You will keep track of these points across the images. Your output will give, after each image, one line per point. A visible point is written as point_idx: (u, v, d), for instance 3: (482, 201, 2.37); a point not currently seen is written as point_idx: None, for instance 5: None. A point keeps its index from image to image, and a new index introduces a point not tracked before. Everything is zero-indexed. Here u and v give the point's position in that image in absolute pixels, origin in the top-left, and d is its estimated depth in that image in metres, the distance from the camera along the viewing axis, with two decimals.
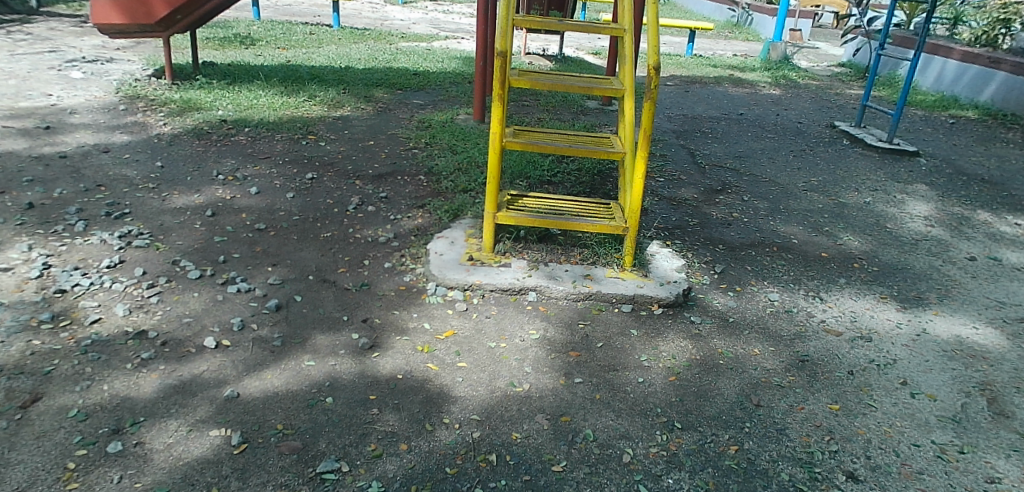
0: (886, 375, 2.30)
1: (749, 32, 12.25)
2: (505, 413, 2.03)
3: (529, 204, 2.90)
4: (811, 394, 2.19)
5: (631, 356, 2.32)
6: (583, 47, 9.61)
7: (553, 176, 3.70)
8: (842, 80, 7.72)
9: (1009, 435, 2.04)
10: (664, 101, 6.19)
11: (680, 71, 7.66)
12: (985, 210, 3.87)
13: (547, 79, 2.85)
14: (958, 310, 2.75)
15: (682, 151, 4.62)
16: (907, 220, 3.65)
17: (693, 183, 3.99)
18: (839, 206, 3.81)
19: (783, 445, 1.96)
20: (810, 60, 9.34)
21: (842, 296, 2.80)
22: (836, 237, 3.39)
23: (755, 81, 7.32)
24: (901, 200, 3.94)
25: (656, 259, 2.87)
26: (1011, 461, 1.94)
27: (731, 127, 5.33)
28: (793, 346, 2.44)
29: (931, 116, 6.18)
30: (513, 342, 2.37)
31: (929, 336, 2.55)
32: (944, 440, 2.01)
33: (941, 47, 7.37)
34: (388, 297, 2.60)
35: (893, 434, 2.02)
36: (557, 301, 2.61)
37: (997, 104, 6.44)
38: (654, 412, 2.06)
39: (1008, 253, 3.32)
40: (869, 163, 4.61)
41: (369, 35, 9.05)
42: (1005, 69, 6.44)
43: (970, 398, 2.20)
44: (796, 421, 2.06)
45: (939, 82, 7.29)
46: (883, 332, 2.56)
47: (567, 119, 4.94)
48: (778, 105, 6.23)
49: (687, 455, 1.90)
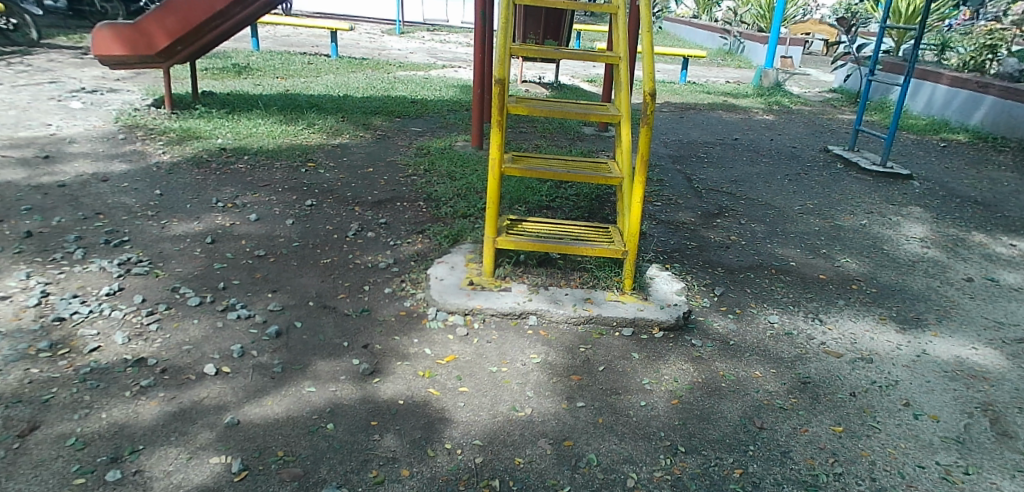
0: (888, 396, 2.31)
1: (742, 60, 12.45)
2: (508, 438, 2.02)
3: (529, 228, 2.91)
4: (812, 417, 2.18)
5: (634, 380, 2.32)
6: (579, 74, 9.73)
7: (551, 201, 3.71)
8: (834, 105, 7.82)
9: (1012, 455, 2.04)
10: (660, 126, 6.26)
11: (675, 98, 7.76)
12: (980, 231, 3.90)
13: (544, 106, 2.88)
14: (957, 331, 2.76)
15: (679, 175, 4.66)
16: (902, 242, 3.68)
17: (691, 207, 4.02)
18: (836, 229, 3.84)
19: (787, 468, 1.95)
20: (802, 86, 9.47)
21: (842, 317, 2.82)
22: (834, 258, 3.42)
23: (749, 107, 7.42)
24: (896, 223, 3.97)
25: (656, 282, 2.88)
26: (1014, 481, 1.94)
27: (727, 153, 5.38)
28: (794, 368, 2.45)
29: (922, 140, 6.26)
30: (514, 366, 2.36)
31: (929, 357, 2.56)
32: (949, 461, 2.00)
33: (930, 74, 7.50)
34: (389, 322, 2.59)
35: (897, 456, 2.02)
36: (557, 325, 2.61)
37: (986, 128, 6.52)
38: (658, 436, 2.05)
39: (1004, 274, 3.34)
40: (864, 186, 4.66)
41: (367, 65, 9.18)
42: (994, 94, 6.52)
43: (972, 418, 2.20)
44: (799, 444, 2.05)
45: (929, 107, 7.40)
46: (884, 353, 2.57)
47: (565, 145, 4.98)
48: (771, 131, 6.30)
49: (691, 479, 1.90)
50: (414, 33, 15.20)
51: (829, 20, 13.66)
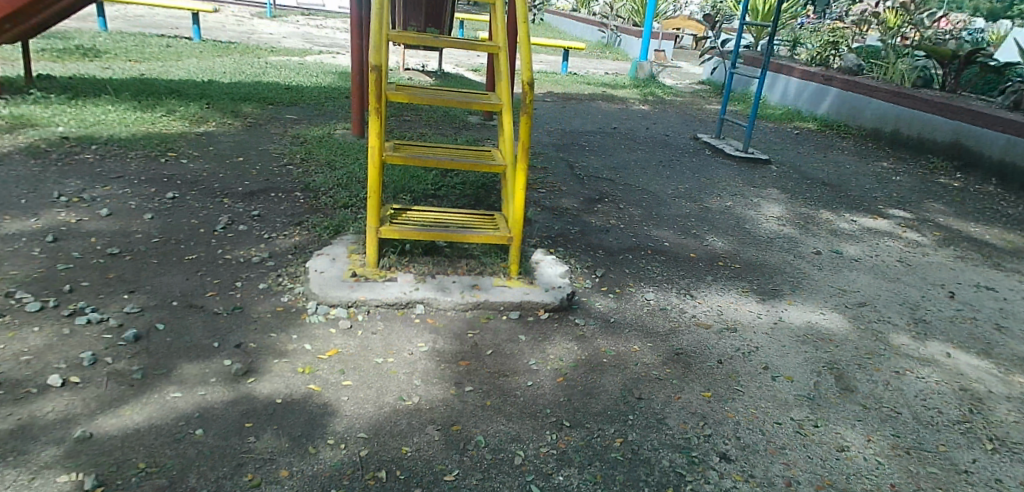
0: (750, 360, 2.51)
1: (619, 52, 12.96)
2: (394, 428, 2.02)
3: (413, 217, 2.91)
4: (685, 385, 2.34)
5: (521, 361, 2.38)
6: (461, 63, 9.76)
7: (437, 189, 3.72)
8: (703, 96, 8.31)
9: (853, 406, 2.29)
10: (542, 115, 6.42)
11: (556, 88, 7.97)
12: (827, 210, 4.30)
13: (425, 94, 2.88)
14: (808, 299, 3.04)
15: (561, 163, 4.80)
16: (762, 221, 4.00)
17: (573, 193, 4.17)
18: (705, 211, 4.11)
19: (663, 434, 2.09)
20: (675, 78, 9.99)
21: (710, 292, 3.03)
22: (703, 238, 3.66)
23: (626, 97, 7.74)
24: (757, 204, 4.31)
25: (542, 267, 2.96)
26: (855, 430, 2.17)
27: (605, 141, 5.60)
28: (669, 341, 2.61)
29: (779, 127, 6.80)
30: (400, 356, 2.36)
31: (784, 323, 2.81)
32: (801, 416, 2.22)
33: (784, 67, 8.15)
34: (264, 319, 2.52)
35: (758, 414, 2.21)
36: (444, 312, 2.63)
37: (832, 117, 7.18)
38: (544, 413, 2.13)
39: (847, 247, 3.71)
40: (729, 171, 5.01)
41: (234, 49, 8.75)
42: (836, 85, 7.16)
43: (820, 376, 2.45)
44: (673, 410, 2.20)
45: (784, 98, 8.03)
46: (746, 322, 2.80)
47: (448, 133, 5.00)
48: (647, 120, 6.61)
49: (575, 451, 1.98)
50: (287, 17, 14.62)
51: (698, 15, 14.47)
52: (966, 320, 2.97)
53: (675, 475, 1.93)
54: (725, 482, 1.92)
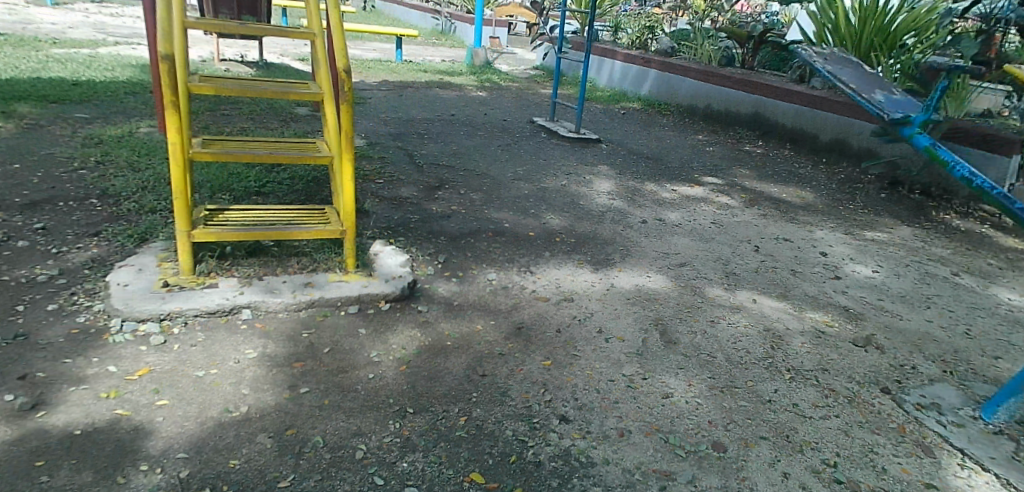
0: (585, 326, 2.66)
1: (453, 39, 13.00)
2: (220, 442, 1.89)
3: (232, 218, 2.73)
4: (526, 356, 2.42)
5: (361, 354, 2.33)
6: (286, 53, 9.30)
7: (261, 186, 3.53)
8: (537, 81, 8.55)
9: (676, 356, 2.50)
10: (376, 104, 6.28)
11: (390, 76, 7.83)
12: (653, 182, 4.59)
13: (235, 86, 2.70)
14: (637, 265, 3.23)
15: (398, 152, 4.74)
16: (595, 196, 4.19)
17: (411, 182, 4.12)
18: (541, 191, 4.23)
19: (506, 406, 2.14)
20: (510, 64, 10.20)
21: (548, 267, 3.13)
22: (540, 217, 3.77)
23: (463, 84, 7.78)
24: (590, 181, 4.50)
25: (381, 257, 2.90)
26: (678, 377, 2.39)
27: (443, 128, 5.60)
28: (510, 317, 2.67)
29: (609, 108, 7.15)
30: (225, 366, 2.22)
31: (616, 288, 2.98)
32: (631, 371, 2.39)
33: (607, 51, 8.56)
34: (56, 345, 2.25)
35: (593, 374, 2.36)
36: (275, 315, 2.51)
37: (653, 96, 7.67)
38: (387, 403, 2.10)
39: (670, 214, 3.98)
40: (563, 151, 5.20)
41: (8, 41, 7.71)
42: (655, 67, 7.64)
43: (647, 332, 2.64)
44: (516, 382, 2.27)
45: (611, 80, 8.47)
46: (582, 291, 2.93)
47: (273, 127, 4.75)
48: (484, 105, 6.70)
49: (420, 436, 1.97)
50: (77, 5, 13.13)
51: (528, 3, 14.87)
52: (769, 269, 3.31)
53: (518, 443, 2.00)
54: (564, 443, 2.02)
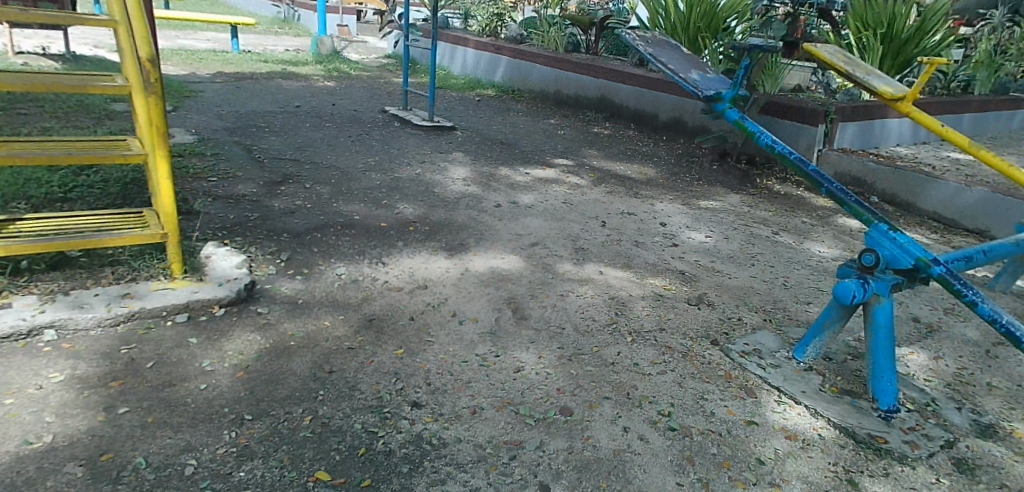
0: (439, 311, 2.64)
1: (298, 27, 12.44)
2: (20, 478, 1.69)
3: (27, 228, 2.44)
4: (378, 347, 2.37)
5: (192, 365, 2.17)
6: (104, 44, 8.48)
7: (68, 191, 3.18)
8: (389, 69, 8.39)
9: (528, 332, 2.55)
10: (212, 98, 5.88)
11: (227, 68, 7.37)
12: (506, 166, 4.65)
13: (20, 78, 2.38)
14: (491, 248, 3.26)
15: (237, 147, 4.46)
16: (449, 183, 4.17)
17: (251, 178, 3.90)
18: (394, 180, 4.15)
19: (354, 400, 2.09)
20: (360, 52, 9.93)
21: (401, 257, 3.08)
22: (393, 207, 3.70)
23: (308, 74, 7.47)
24: (443, 168, 4.48)
25: (213, 260, 2.71)
26: (530, 351, 2.43)
27: (288, 120, 5.35)
28: (360, 310, 2.60)
29: (463, 95, 7.16)
30: (25, 394, 1.98)
31: (470, 272, 2.98)
32: (484, 351, 2.41)
33: (460, 38, 8.57)
34: None
35: (446, 358, 2.35)
36: (87, 332, 2.27)
37: (506, 83, 7.76)
38: (222, 412, 1.97)
39: (522, 196, 4.05)
40: (416, 139, 5.14)
41: None
42: (506, 54, 7.72)
43: (500, 312, 2.67)
44: (365, 374, 2.21)
45: (465, 68, 8.49)
46: (436, 277, 2.91)
47: (87, 126, 4.31)
48: (331, 96, 6.46)
49: (259, 442, 1.87)
50: None
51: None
52: (616, 242, 3.46)
53: (367, 435, 1.95)
54: (416, 428, 2.00)
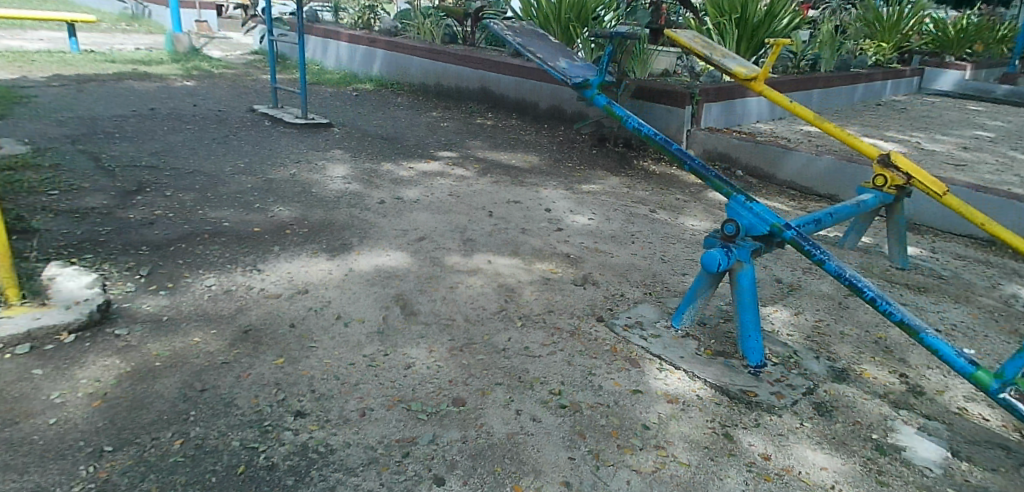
0: (322, 315, 2.54)
1: (150, 24, 11.58)
2: None
3: None
4: (256, 359, 2.24)
5: (38, 399, 1.96)
6: None
7: None
8: (255, 66, 7.98)
9: (417, 328, 2.50)
10: (52, 104, 5.35)
11: (68, 70, 6.73)
12: (387, 161, 4.55)
13: None
14: (375, 246, 3.17)
15: (82, 156, 4.08)
16: (328, 182, 4.03)
17: (102, 189, 3.58)
18: (267, 183, 3.95)
19: (231, 416, 1.96)
20: (222, 49, 9.39)
21: (278, 262, 2.93)
22: (267, 210, 3.52)
23: (164, 74, 6.97)
24: (321, 167, 4.32)
25: (58, 282, 2.46)
26: (419, 347, 2.39)
27: (143, 124, 4.96)
28: (235, 322, 2.45)
29: (338, 91, 6.94)
30: None
31: (354, 272, 2.89)
32: (372, 351, 2.34)
33: (331, 32, 8.31)
34: None
35: (331, 362, 2.26)
36: None
37: (384, 77, 7.59)
38: (76, 447, 1.80)
39: (405, 191, 3.98)
40: (290, 138, 4.92)
41: None
42: (382, 47, 7.54)
43: (387, 310, 2.60)
44: (243, 388, 2.09)
45: (339, 63, 8.23)
46: (317, 280, 2.80)
47: None
48: (192, 96, 6.06)
49: (123, 474, 1.73)
50: None
51: None
52: (502, 231, 3.47)
53: (247, 452, 1.84)
54: (300, 437, 1.91)
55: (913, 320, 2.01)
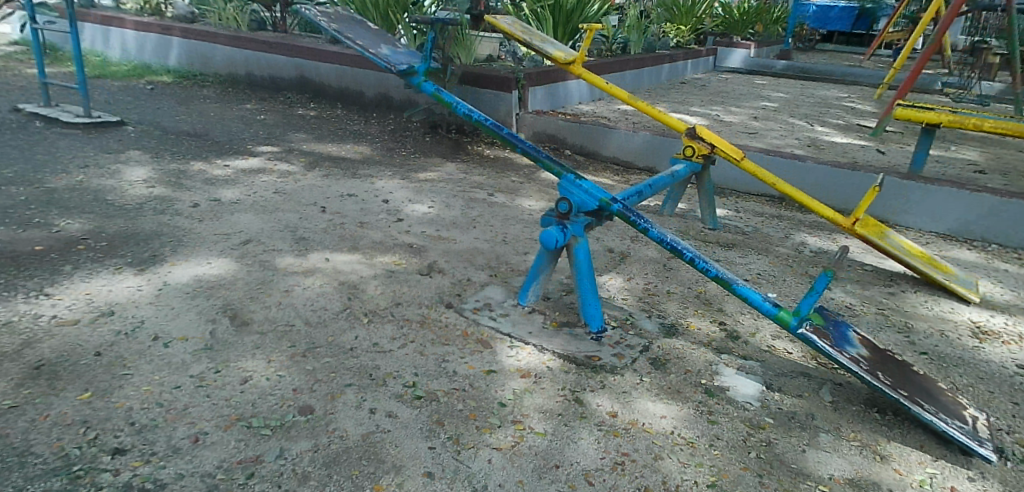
0: (136, 337, 2.26)
1: None
2: None
3: None
4: (54, 397, 1.94)
5: None
6: None
7: None
8: (20, 60, 6.95)
9: (252, 338, 2.31)
10: None
11: None
12: (196, 160, 4.17)
13: None
14: (192, 254, 2.88)
15: None
16: (127, 188, 3.60)
17: None
18: (47, 193, 3.45)
19: (30, 467, 1.68)
20: None
21: (72, 283, 2.56)
22: (51, 225, 3.07)
23: None
24: (117, 171, 3.85)
25: None
26: (256, 358, 2.20)
27: None
28: (22, 358, 2.10)
29: (128, 85, 6.24)
30: None
31: (170, 286, 2.60)
32: (201, 369, 2.12)
33: (112, 19, 7.44)
34: None
35: (152, 388, 2.01)
36: None
37: (183, 67, 6.95)
38: None
39: (222, 192, 3.66)
40: (74, 141, 4.34)
41: None
42: (177, 35, 6.88)
43: (214, 323, 2.37)
44: (41, 433, 1.79)
45: (126, 53, 7.40)
46: (125, 299, 2.48)
47: None
48: None
49: None
50: None
51: None
52: (336, 226, 3.30)
53: None
54: (122, 477, 1.68)
55: (725, 273, 2.22)
